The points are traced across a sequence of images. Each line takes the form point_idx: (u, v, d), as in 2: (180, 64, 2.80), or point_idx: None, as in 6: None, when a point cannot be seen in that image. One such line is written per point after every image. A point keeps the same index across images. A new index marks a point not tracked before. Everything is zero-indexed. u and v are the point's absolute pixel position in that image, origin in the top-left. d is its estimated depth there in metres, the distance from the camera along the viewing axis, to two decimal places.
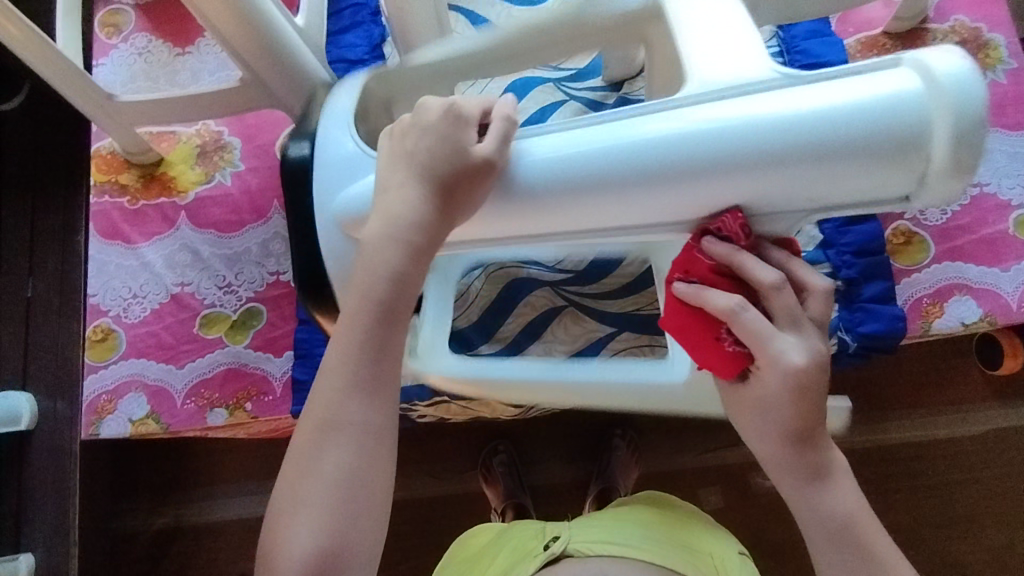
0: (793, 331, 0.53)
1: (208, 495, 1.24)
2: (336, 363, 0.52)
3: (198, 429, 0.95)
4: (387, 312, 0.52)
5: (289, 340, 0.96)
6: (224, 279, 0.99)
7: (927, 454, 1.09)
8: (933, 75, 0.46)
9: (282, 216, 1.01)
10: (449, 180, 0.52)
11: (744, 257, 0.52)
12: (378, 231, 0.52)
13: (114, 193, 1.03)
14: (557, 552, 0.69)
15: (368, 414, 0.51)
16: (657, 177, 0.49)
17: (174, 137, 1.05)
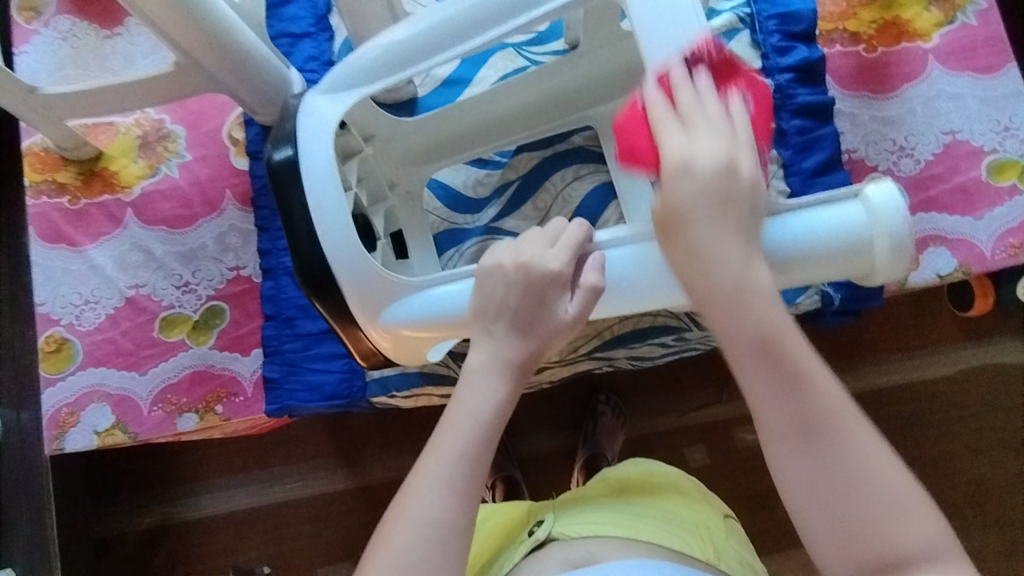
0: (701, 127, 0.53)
1: (189, 493, 1.21)
2: (435, 461, 0.55)
3: (169, 436, 0.91)
4: (487, 427, 0.56)
5: (256, 337, 0.92)
6: (181, 279, 0.94)
7: (900, 396, 1.11)
8: (872, 205, 0.57)
9: (237, 208, 0.96)
10: (549, 337, 0.58)
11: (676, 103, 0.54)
12: (477, 369, 0.58)
13: (53, 192, 0.96)
14: (543, 538, 0.67)
15: (455, 515, 0.53)
16: (673, 281, 0.60)
17: (112, 128, 0.98)
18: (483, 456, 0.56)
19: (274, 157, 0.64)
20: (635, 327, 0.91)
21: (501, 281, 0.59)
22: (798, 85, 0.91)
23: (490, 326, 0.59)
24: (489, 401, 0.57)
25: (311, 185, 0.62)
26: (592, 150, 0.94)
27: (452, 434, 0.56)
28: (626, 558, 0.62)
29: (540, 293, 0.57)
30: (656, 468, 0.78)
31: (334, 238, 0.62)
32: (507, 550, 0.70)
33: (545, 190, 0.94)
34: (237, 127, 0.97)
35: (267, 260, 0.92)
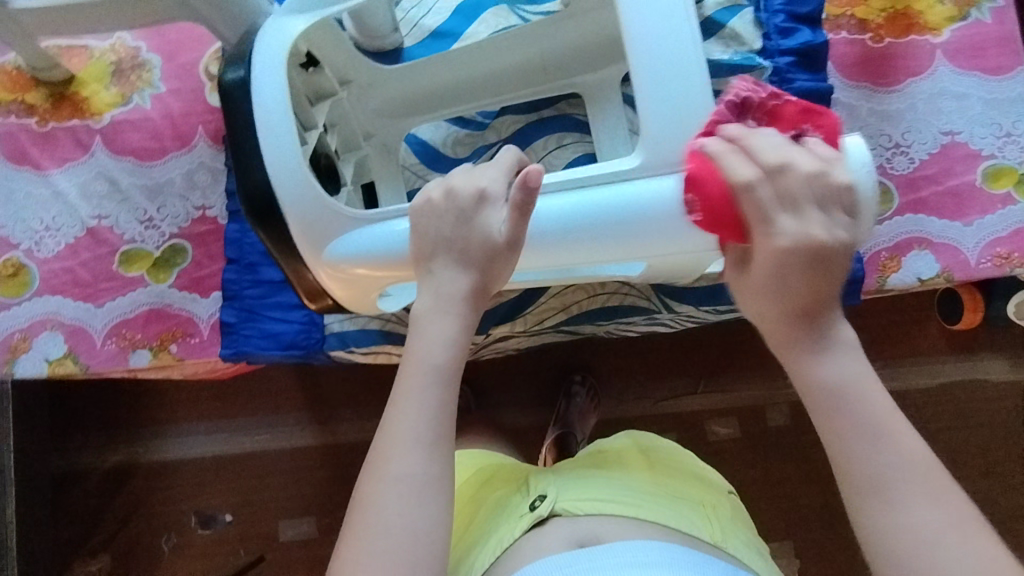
0: (791, 215, 0.49)
1: (150, 436, 1.21)
2: (401, 419, 0.55)
3: (122, 371, 0.89)
4: (442, 374, 0.56)
5: (217, 280, 0.90)
6: (145, 213, 0.91)
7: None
8: (837, 160, 0.54)
9: (208, 145, 0.92)
10: (485, 262, 0.57)
11: (759, 133, 0.51)
12: (424, 312, 0.58)
13: (22, 113, 0.93)
14: (545, 514, 0.66)
15: (425, 465, 0.54)
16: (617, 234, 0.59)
17: (86, 52, 0.94)
18: (446, 405, 0.56)
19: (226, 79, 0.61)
20: (606, 304, 0.88)
21: (433, 209, 0.58)
22: (797, 70, 0.88)
23: (427, 260, 0.58)
24: (441, 345, 0.57)
25: (263, 114, 0.59)
26: (578, 118, 0.91)
27: (410, 388, 0.56)
28: (628, 541, 0.62)
29: (471, 224, 0.57)
30: (639, 439, 0.79)
31: (282, 170, 0.59)
32: (501, 518, 0.68)
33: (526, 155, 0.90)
34: (215, 62, 0.93)
35: (234, 202, 0.90)
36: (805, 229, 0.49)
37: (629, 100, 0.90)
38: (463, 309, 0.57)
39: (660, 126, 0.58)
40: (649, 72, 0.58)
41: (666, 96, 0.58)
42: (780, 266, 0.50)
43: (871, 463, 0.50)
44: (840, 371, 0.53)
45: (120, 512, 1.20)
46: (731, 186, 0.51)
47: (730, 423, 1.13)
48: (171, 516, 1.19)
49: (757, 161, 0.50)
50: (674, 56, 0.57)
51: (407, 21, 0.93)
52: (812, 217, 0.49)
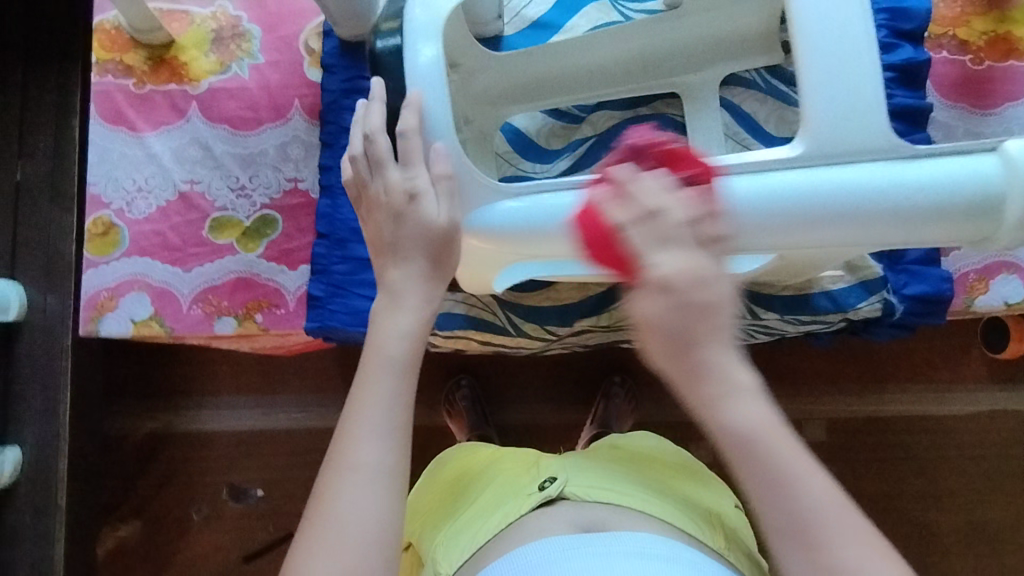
0: (681, 247, 0.48)
1: (197, 404, 1.21)
2: (359, 410, 0.56)
3: (205, 336, 0.90)
4: (401, 366, 0.57)
5: (306, 253, 0.91)
6: (237, 182, 0.92)
7: (915, 428, 1.10)
8: (1012, 160, 0.54)
9: (303, 119, 0.93)
10: (432, 245, 0.60)
11: (644, 179, 0.50)
12: (385, 304, 0.59)
13: (119, 73, 0.93)
14: (553, 495, 0.68)
15: (382, 455, 0.54)
16: (770, 219, 0.56)
17: (186, 18, 0.94)
18: (407, 393, 0.57)
19: (380, 46, 0.66)
20: None
21: (365, 198, 0.62)
22: (897, 86, 0.87)
23: (383, 260, 0.60)
24: (401, 337, 0.58)
25: (416, 79, 0.63)
26: (674, 117, 0.92)
27: (372, 380, 0.57)
28: (639, 532, 0.63)
29: (410, 214, 0.59)
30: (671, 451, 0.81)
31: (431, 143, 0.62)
32: (508, 497, 0.69)
33: (620, 151, 0.91)
34: (315, 37, 0.94)
35: (327, 177, 0.91)
36: (680, 259, 0.48)
37: (727, 104, 0.91)
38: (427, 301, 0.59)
39: (829, 113, 0.57)
40: (816, 60, 0.58)
41: (831, 85, 0.58)
42: (655, 317, 0.48)
43: (798, 501, 0.49)
44: (741, 376, 0.51)
45: (160, 478, 1.21)
46: (609, 227, 0.50)
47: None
48: (212, 487, 1.20)
49: (635, 208, 0.49)
50: (846, 44, 0.58)
51: (509, 8, 0.94)
52: (693, 254, 0.48)
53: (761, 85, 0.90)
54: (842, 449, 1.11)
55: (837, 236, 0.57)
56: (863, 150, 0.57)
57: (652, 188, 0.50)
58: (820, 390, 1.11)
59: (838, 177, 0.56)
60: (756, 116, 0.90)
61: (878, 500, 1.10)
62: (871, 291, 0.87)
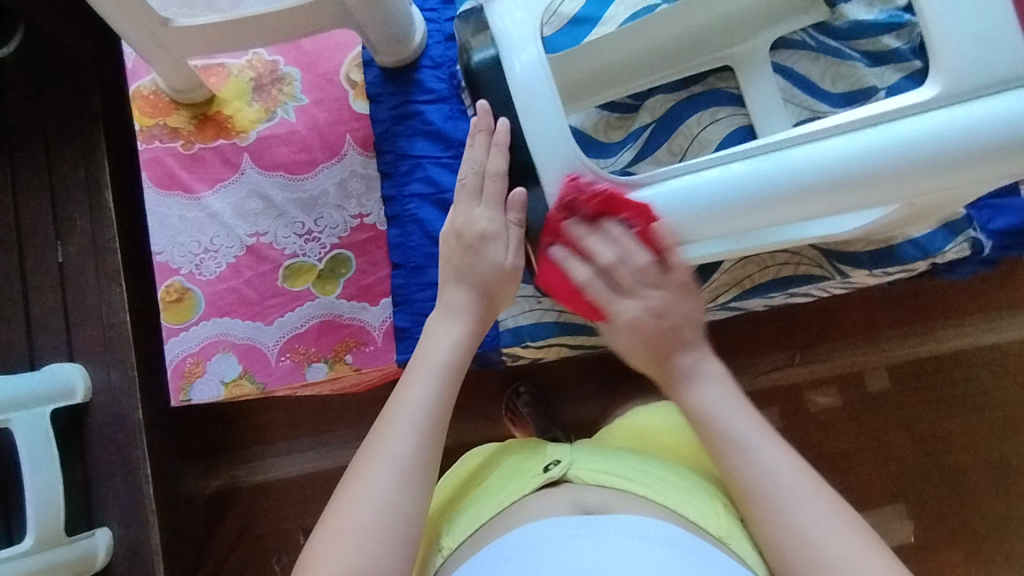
0: (652, 289, 0.64)
1: (258, 452, 1.20)
2: (400, 404, 0.59)
3: (298, 386, 0.89)
4: (446, 371, 0.62)
5: (385, 286, 0.89)
6: (303, 227, 0.90)
7: (976, 359, 1.09)
8: None
9: (357, 153, 0.92)
10: (491, 283, 0.68)
11: (603, 232, 0.63)
12: (437, 321, 0.66)
13: (165, 137, 0.92)
14: (558, 476, 0.67)
15: (416, 450, 0.57)
16: (903, 170, 0.53)
17: (223, 70, 0.93)
18: (443, 397, 0.61)
19: (477, 60, 0.64)
20: (777, 276, 0.88)
21: (450, 234, 0.69)
22: None
23: (444, 285, 0.68)
24: (448, 346, 0.64)
25: (522, 93, 0.62)
26: (730, 91, 0.90)
27: (416, 380, 0.61)
28: (639, 513, 0.61)
29: (478, 253, 0.67)
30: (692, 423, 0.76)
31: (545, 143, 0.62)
32: (512, 480, 0.69)
33: (681, 133, 0.90)
34: (355, 68, 0.93)
35: (393, 207, 0.90)
36: (643, 305, 0.63)
37: (779, 69, 0.90)
38: (472, 321, 0.66)
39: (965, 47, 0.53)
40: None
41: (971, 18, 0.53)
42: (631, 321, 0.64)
43: (745, 469, 0.56)
44: (707, 365, 0.63)
45: (232, 533, 1.19)
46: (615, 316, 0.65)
47: (829, 392, 1.11)
48: (288, 533, 1.19)
49: (590, 260, 0.64)
50: None
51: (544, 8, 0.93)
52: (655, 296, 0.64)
53: (811, 43, 0.90)
54: (904, 395, 1.10)
55: (972, 176, 0.54)
56: (944, 95, 0.53)
57: (606, 238, 0.63)
58: (866, 339, 1.11)
59: (964, 115, 0.53)
60: (810, 76, 0.90)
61: (949, 439, 1.09)
62: (956, 233, 0.86)
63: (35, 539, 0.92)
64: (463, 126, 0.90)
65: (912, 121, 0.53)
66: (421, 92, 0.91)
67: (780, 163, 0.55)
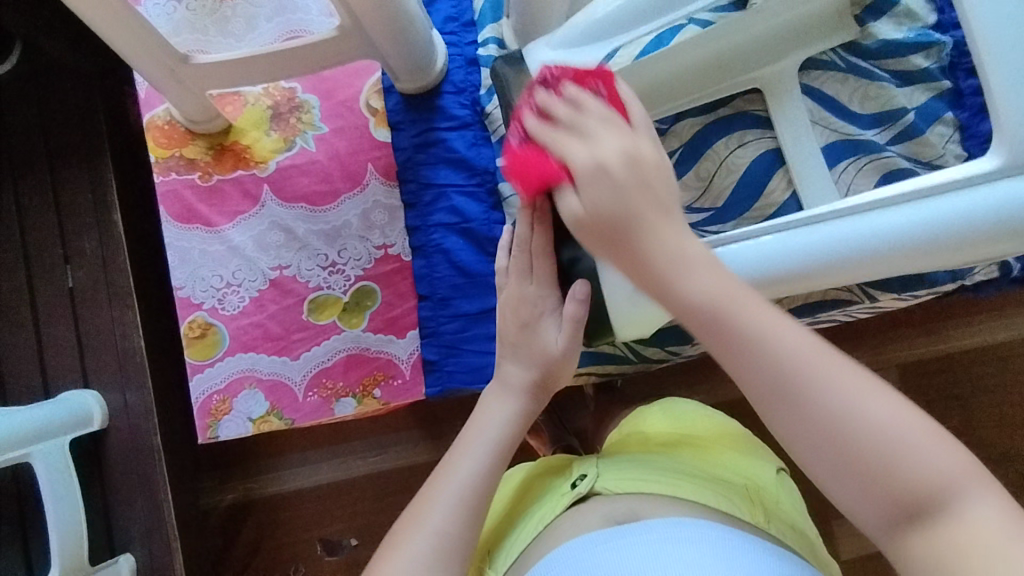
0: (614, 133, 0.53)
1: (276, 471, 1.20)
2: (447, 474, 0.63)
3: (326, 421, 0.88)
4: (496, 447, 0.65)
5: (411, 318, 0.88)
6: (327, 259, 0.89)
7: (994, 359, 1.08)
8: None
9: (380, 182, 0.90)
10: (548, 364, 0.69)
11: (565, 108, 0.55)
12: (492, 395, 0.69)
13: (182, 168, 0.90)
14: (585, 492, 0.67)
15: (459, 524, 0.59)
16: (923, 250, 0.55)
17: (239, 99, 0.91)
18: (489, 473, 0.63)
19: None
20: (807, 301, 0.87)
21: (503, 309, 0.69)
22: None
23: None
24: (501, 421, 0.67)
25: None
26: (758, 113, 0.89)
27: (466, 453, 0.65)
28: (669, 516, 0.62)
29: (533, 333, 0.68)
30: (682, 408, 0.79)
31: None
32: (545, 500, 0.70)
33: (709, 158, 0.90)
34: (375, 95, 0.91)
35: (417, 238, 0.88)
36: (600, 149, 0.52)
37: (808, 90, 0.89)
38: (526, 399, 0.68)
39: None
40: None
41: None
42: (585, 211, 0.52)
43: (796, 408, 0.45)
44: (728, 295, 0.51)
45: (249, 548, 1.19)
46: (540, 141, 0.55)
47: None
48: (304, 549, 1.18)
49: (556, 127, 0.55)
50: None
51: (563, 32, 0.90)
52: (619, 126, 0.53)
53: (840, 64, 0.88)
54: (919, 397, 1.09)
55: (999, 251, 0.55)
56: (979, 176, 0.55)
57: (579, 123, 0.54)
58: (881, 338, 1.09)
59: (981, 196, 0.54)
60: (840, 98, 0.88)
61: (963, 438, 1.08)
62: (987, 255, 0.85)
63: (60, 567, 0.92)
64: (487, 154, 0.88)
65: (944, 199, 0.55)
66: (444, 119, 0.89)
67: (809, 238, 0.58)
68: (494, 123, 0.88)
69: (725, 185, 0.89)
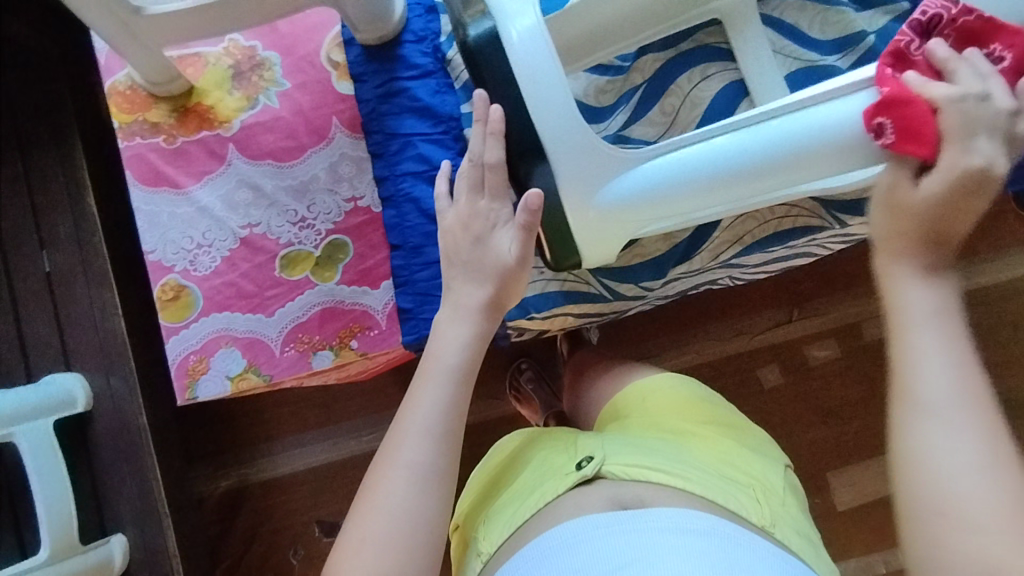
0: (989, 135, 0.52)
1: (269, 448, 1.19)
2: (413, 411, 0.62)
3: (305, 375, 0.88)
4: (455, 373, 0.64)
5: (385, 268, 0.88)
6: (296, 214, 0.89)
7: (985, 299, 1.08)
8: None
9: (346, 135, 0.90)
10: (503, 280, 0.67)
11: (963, 60, 0.55)
12: (445, 321, 0.67)
13: (146, 132, 0.90)
14: (591, 474, 0.66)
15: (433, 457, 0.60)
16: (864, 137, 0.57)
17: (199, 60, 0.91)
18: (455, 402, 0.63)
19: (474, 33, 0.62)
20: (777, 229, 0.87)
21: (454, 222, 0.68)
22: None
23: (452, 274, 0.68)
24: (457, 348, 0.65)
25: (521, 60, 0.60)
26: (718, 46, 0.89)
27: (427, 385, 0.64)
28: (674, 507, 0.61)
29: (486, 246, 0.67)
30: (707, 397, 0.78)
31: (545, 111, 0.60)
32: (546, 478, 0.68)
33: (672, 93, 0.89)
34: (336, 48, 0.91)
35: (386, 188, 0.88)
36: (953, 167, 0.52)
37: (767, 20, 0.89)
38: (480, 318, 0.67)
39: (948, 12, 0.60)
40: None
41: None
42: (923, 203, 0.52)
43: (928, 383, 0.47)
44: (924, 295, 0.51)
45: (247, 531, 1.19)
46: (925, 106, 0.53)
47: (828, 344, 1.12)
48: (300, 527, 1.18)
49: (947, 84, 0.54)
50: None
51: None
52: (990, 144, 0.52)
53: None
54: None
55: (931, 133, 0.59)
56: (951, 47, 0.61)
57: (980, 60, 0.54)
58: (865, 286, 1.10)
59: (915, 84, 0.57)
60: (799, 26, 0.88)
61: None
62: None
63: (50, 549, 0.89)
64: (451, 100, 0.88)
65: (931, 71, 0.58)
66: (406, 68, 0.89)
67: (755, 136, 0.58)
68: (457, 69, 0.89)
69: (691, 118, 0.89)
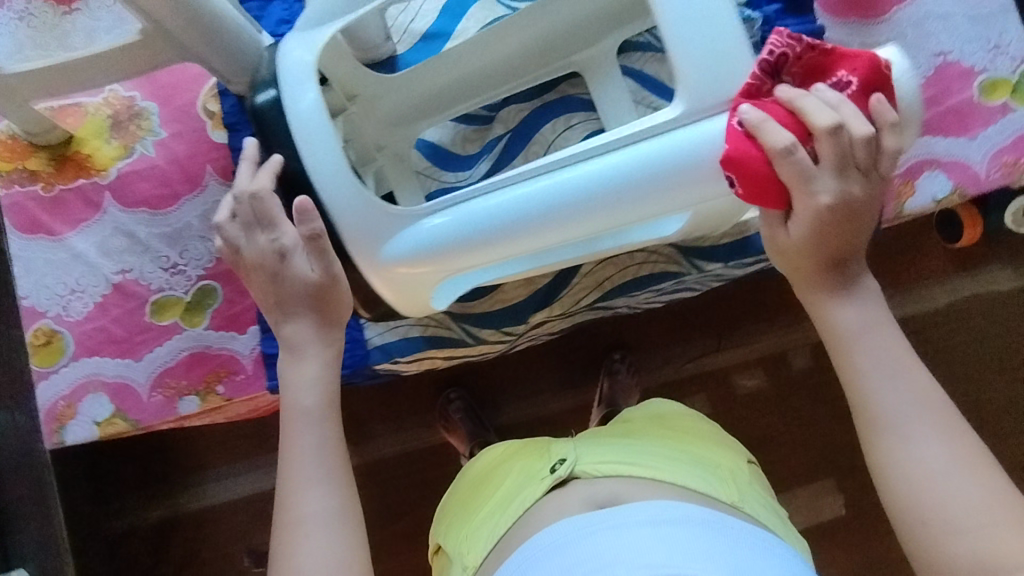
0: (838, 171, 0.55)
1: (199, 479, 1.12)
2: (293, 459, 0.62)
3: (173, 420, 0.90)
4: (311, 414, 0.64)
5: (252, 313, 0.90)
6: (168, 260, 0.91)
7: (934, 323, 1.05)
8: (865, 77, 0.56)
9: (219, 182, 0.92)
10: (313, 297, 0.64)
11: (813, 94, 0.56)
12: (294, 363, 0.65)
13: (25, 180, 0.92)
14: (564, 475, 0.67)
15: (326, 499, 0.60)
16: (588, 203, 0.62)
17: (80, 110, 0.93)
18: (329, 435, 0.63)
19: (261, 99, 0.67)
20: (636, 275, 0.89)
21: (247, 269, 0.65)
22: (785, 16, 0.88)
23: None
24: (312, 387, 0.64)
25: (300, 129, 0.65)
26: (581, 96, 0.92)
27: (293, 432, 0.63)
28: (662, 499, 0.62)
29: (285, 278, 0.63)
30: (670, 405, 0.78)
31: (324, 176, 0.65)
32: (521, 483, 0.69)
33: (536, 141, 0.92)
34: (212, 98, 0.94)
35: None
36: (833, 188, 0.55)
37: (628, 71, 0.91)
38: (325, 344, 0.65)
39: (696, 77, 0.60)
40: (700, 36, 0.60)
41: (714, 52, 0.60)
42: (801, 241, 0.59)
43: (874, 398, 0.58)
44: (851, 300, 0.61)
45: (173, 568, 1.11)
46: (752, 151, 0.56)
47: (756, 373, 1.10)
48: (226, 560, 1.12)
49: (796, 127, 0.55)
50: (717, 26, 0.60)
51: (398, 28, 0.93)
52: (842, 182, 0.56)
53: (656, 45, 0.91)
54: None
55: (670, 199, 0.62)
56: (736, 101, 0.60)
57: (822, 103, 0.55)
58: None
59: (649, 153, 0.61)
60: (659, 77, 0.91)
61: None
62: None
63: None
64: None
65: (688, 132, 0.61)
66: None
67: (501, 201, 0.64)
68: None
69: None
